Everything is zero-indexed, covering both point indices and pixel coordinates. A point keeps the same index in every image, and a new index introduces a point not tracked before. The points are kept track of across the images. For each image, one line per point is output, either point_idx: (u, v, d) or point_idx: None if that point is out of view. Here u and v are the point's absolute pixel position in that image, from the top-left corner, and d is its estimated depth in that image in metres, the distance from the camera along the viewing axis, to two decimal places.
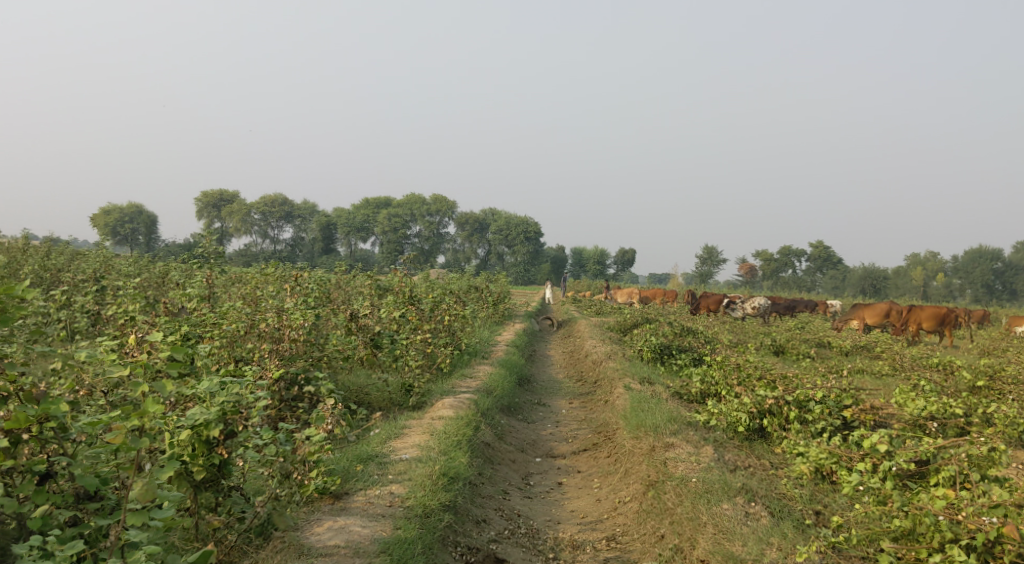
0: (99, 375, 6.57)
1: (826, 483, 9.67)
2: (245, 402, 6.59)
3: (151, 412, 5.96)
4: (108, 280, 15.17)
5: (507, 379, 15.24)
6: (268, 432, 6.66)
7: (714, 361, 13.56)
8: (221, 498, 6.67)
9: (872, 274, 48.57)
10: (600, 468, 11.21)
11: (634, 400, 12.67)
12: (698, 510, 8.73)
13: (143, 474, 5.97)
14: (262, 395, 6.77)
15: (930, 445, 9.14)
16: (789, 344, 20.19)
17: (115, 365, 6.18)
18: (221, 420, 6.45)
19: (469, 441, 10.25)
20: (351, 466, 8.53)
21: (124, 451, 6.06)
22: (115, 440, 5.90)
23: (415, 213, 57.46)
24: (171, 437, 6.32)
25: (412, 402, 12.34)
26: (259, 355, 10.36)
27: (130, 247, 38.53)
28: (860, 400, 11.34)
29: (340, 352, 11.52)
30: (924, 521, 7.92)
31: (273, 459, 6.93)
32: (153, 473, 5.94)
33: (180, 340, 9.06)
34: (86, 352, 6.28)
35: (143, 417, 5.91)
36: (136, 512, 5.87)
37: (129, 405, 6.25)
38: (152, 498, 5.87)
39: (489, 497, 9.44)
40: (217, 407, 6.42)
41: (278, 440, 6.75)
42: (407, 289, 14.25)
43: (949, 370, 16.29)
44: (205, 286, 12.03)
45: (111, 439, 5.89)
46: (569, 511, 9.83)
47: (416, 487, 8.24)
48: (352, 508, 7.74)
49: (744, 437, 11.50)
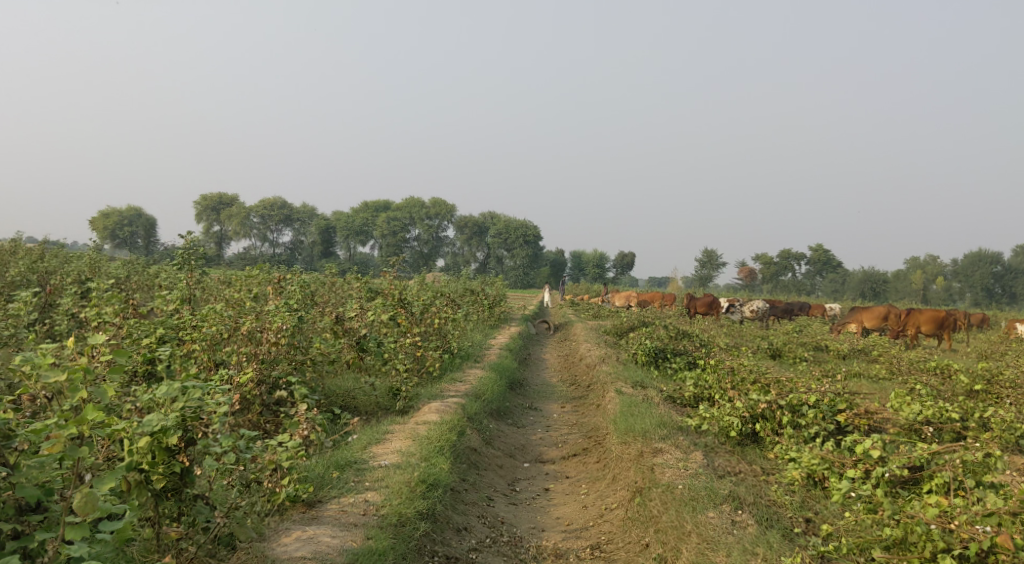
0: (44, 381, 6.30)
1: (818, 489, 9.42)
2: (206, 408, 6.37)
3: (90, 420, 5.94)
4: (96, 282, 14.90)
5: (499, 382, 15.01)
6: (229, 440, 6.46)
7: (708, 365, 13.31)
8: (183, 507, 6.47)
9: (872, 278, 48.60)
10: (588, 474, 10.99)
11: (625, 404, 12.44)
12: (682, 518, 8.52)
13: (84, 486, 5.88)
14: (223, 401, 6.58)
15: (924, 450, 8.92)
16: (787, 348, 19.94)
17: (55, 371, 5.96)
18: (180, 426, 6.26)
19: (453, 446, 10.00)
20: (326, 473, 8.30)
21: (68, 461, 5.93)
22: (53, 450, 5.77)
23: (415, 216, 57.15)
24: (129, 445, 6.12)
25: (398, 406, 12.11)
26: (237, 360, 10.06)
27: (128, 248, 38.22)
28: (855, 404, 11.12)
29: (324, 355, 11.09)
30: (916, 530, 7.70)
31: (233, 467, 6.75)
32: (94, 485, 5.81)
33: (149, 353, 8.85)
34: (24, 356, 6.03)
35: (81, 425, 5.91)
36: (77, 527, 5.77)
37: (74, 414, 6.10)
38: (92, 512, 5.74)
39: (472, 503, 9.21)
40: (176, 413, 6.23)
41: (238, 448, 6.54)
42: (397, 291, 13.97)
43: (948, 374, 16.07)
44: (187, 289, 11.55)
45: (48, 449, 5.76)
46: (554, 518, 9.59)
47: (392, 495, 8.01)
48: (323, 516, 7.55)
49: (736, 442, 11.23)
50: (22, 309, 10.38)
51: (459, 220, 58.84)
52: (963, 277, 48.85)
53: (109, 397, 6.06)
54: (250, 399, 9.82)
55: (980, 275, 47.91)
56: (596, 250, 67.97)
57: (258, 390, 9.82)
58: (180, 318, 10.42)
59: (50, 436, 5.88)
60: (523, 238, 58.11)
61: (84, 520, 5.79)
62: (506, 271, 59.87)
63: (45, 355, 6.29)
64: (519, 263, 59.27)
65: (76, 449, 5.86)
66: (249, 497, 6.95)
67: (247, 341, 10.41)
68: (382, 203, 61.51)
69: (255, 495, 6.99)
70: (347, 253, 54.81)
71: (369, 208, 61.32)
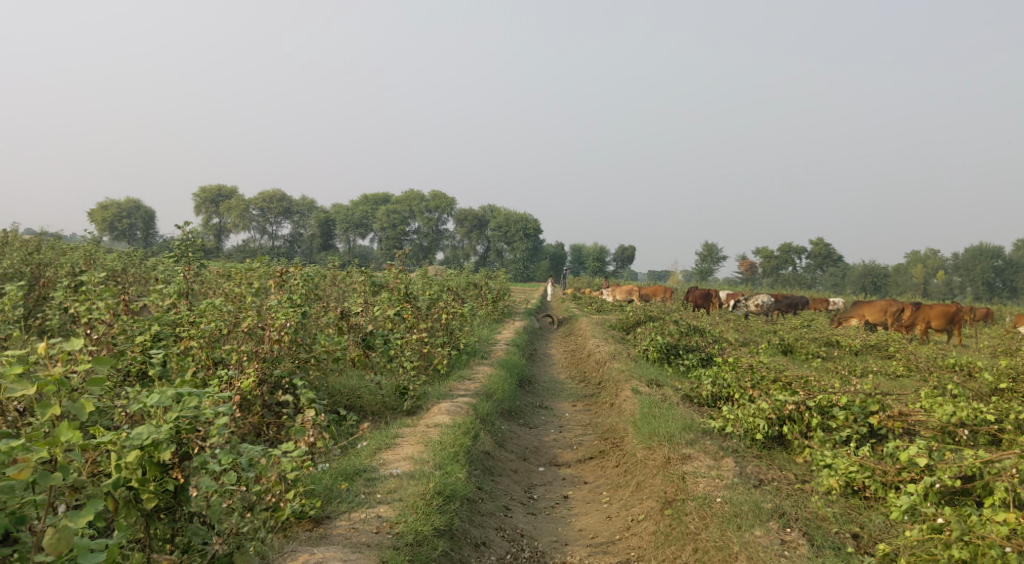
0: (18, 390, 5.72)
1: (858, 499, 8.79)
2: (203, 418, 5.75)
3: (65, 439, 5.34)
4: (88, 274, 14.18)
5: (508, 381, 14.35)
6: (227, 454, 5.80)
7: (726, 362, 12.59)
8: (178, 528, 5.84)
9: (872, 272, 47.12)
10: (609, 480, 10.36)
11: (643, 404, 11.74)
12: (727, 538, 7.92)
13: (59, 513, 5.31)
14: (222, 409, 5.93)
15: (975, 458, 8.22)
16: (798, 343, 19.17)
17: (20, 384, 5.40)
18: (174, 439, 5.66)
19: (467, 452, 9.33)
20: (334, 484, 7.61)
21: (41, 484, 5.34)
22: (19, 476, 5.18)
23: (415, 209, 56.33)
24: (117, 459, 5.53)
25: (406, 407, 11.47)
26: (238, 361, 9.37)
27: (127, 240, 37.54)
28: (888, 405, 10.31)
29: (329, 352, 10.47)
30: (989, 553, 7.27)
31: (233, 488, 6.04)
32: (68, 518, 5.22)
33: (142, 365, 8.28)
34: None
35: (54, 446, 5.30)
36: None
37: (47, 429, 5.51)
38: (66, 550, 5.19)
39: (489, 514, 8.62)
40: (170, 426, 5.62)
41: (239, 465, 5.87)
42: (402, 285, 13.26)
43: (970, 372, 15.37)
44: (184, 284, 10.90)
45: (13, 474, 5.17)
46: (576, 529, 8.96)
47: (407, 510, 7.34)
48: (332, 536, 6.91)
49: (762, 445, 10.56)
50: (8, 306, 9.66)
51: (459, 213, 57.99)
52: (963, 271, 48.29)
53: (86, 412, 5.46)
54: (252, 400, 9.23)
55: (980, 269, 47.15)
56: (596, 244, 67.40)
57: (260, 391, 9.21)
58: (176, 313, 9.85)
59: (19, 459, 5.28)
60: (524, 231, 57.68)
61: (56, 558, 5.22)
62: (506, 264, 59.18)
63: (14, 365, 5.66)
64: (519, 256, 58.62)
65: (47, 475, 5.24)
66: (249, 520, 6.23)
67: (248, 339, 9.81)
68: (382, 195, 60.52)
69: (258, 520, 6.19)
70: (347, 245, 54.07)
71: (369, 200, 60.53)
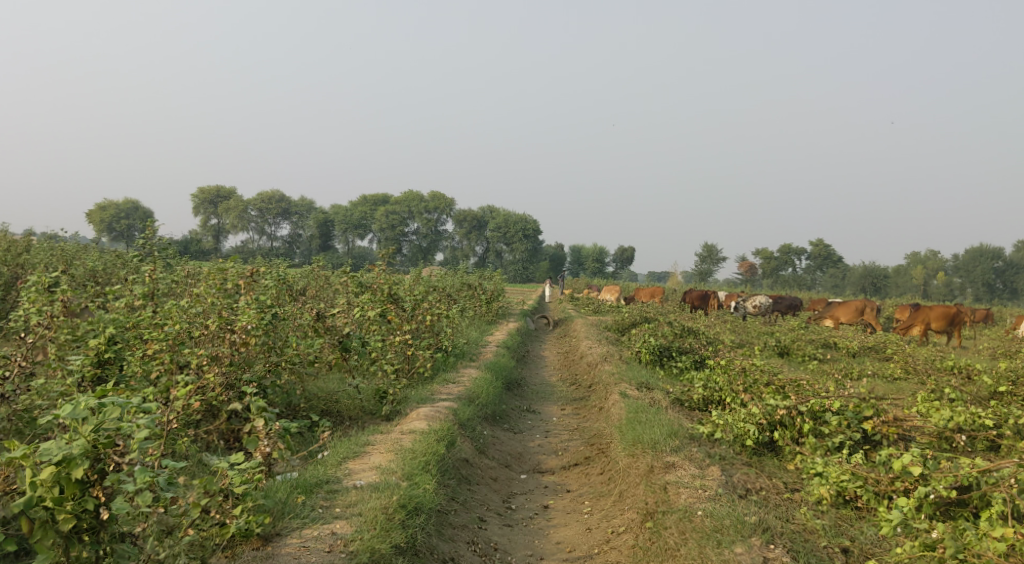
0: None
1: (849, 509, 8.33)
2: (122, 432, 5.70)
3: None
4: (63, 274, 13.71)
5: (495, 383, 13.89)
6: (145, 471, 5.68)
7: (718, 364, 12.08)
8: (103, 551, 5.71)
9: (872, 273, 46.59)
10: (592, 488, 9.89)
11: (631, 408, 11.27)
12: (706, 555, 7.51)
13: None
14: (147, 425, 5.84)
15: (972, 466, 7.74)
16: (795, 344, 18.69)
17: None
18: (89, 455, 5.62)
19: (440, 460, 8.88)
20: (290, 497, 7.19)
21: None
22: None
23: (414, 209, 55.77)
24: (32, 476, 5.52)
25: (384, 412, 10.98)
26: (198, 365, 8.86)
27: (124, 239, 37.07)
28: (882, 409, 9.87)
29: (302, 356, 10.01)
30: None
31: (151, 511, 5.86)
32: None
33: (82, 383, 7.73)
34: None
35: None
36: None
37: None
38: None
39: (461, 527, 8.22)
40: (84, 441, 5.60)
41: (157, 483, 5.72)
42: (386, 285, 12.77)
43: (971, 375, 14.90)
44: (151, 282, 10.23)
45: None
46: (553, 543, 8.55)
47: (364, 526, 6.94)
48: (279, 556, 6.55)
49: (752, 451, 10.06)
50: None
51: (458, 214, 57.53)
52: (963, 272, 47.85)
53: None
54: (218, 406, 8.85)
55: (980, 270, 46.71)
56: (596, 245, 66.95)
57: (226, 396, 8.83)
58: (140, 315, 9.43)
59: None
60: (524, 232, 57.50)
61: None
62: (506, 266, 58.66)
63: None
64: (518, 257, 58.16)
65: None
66: (172, 546, 6.00)
67: (217, 341, 9.28)
68: (382, 195, 60.02)
69: (178, 546, 6.01)
70: (347, 245, 53.65)
71: (369, 201, 60.04)
